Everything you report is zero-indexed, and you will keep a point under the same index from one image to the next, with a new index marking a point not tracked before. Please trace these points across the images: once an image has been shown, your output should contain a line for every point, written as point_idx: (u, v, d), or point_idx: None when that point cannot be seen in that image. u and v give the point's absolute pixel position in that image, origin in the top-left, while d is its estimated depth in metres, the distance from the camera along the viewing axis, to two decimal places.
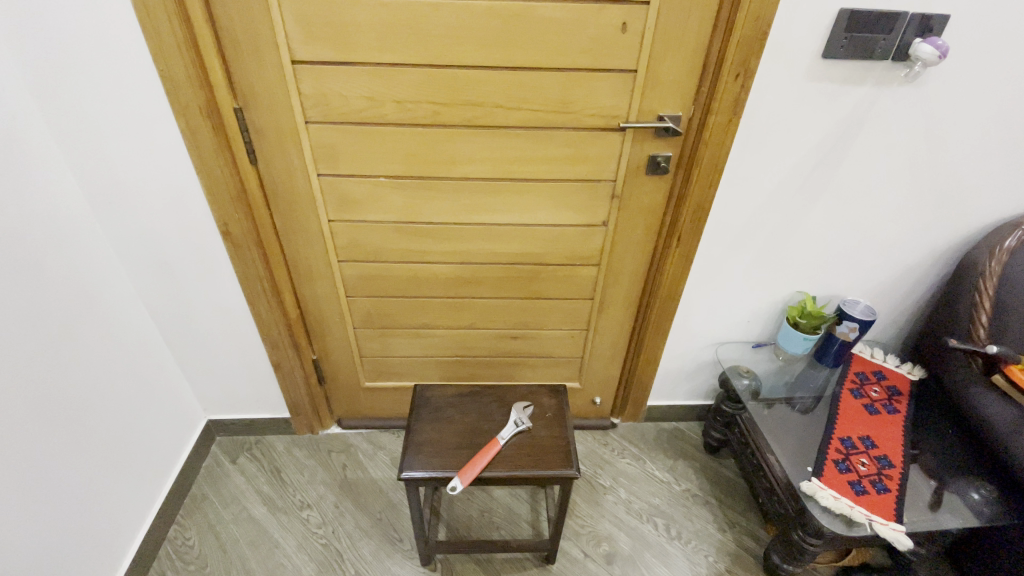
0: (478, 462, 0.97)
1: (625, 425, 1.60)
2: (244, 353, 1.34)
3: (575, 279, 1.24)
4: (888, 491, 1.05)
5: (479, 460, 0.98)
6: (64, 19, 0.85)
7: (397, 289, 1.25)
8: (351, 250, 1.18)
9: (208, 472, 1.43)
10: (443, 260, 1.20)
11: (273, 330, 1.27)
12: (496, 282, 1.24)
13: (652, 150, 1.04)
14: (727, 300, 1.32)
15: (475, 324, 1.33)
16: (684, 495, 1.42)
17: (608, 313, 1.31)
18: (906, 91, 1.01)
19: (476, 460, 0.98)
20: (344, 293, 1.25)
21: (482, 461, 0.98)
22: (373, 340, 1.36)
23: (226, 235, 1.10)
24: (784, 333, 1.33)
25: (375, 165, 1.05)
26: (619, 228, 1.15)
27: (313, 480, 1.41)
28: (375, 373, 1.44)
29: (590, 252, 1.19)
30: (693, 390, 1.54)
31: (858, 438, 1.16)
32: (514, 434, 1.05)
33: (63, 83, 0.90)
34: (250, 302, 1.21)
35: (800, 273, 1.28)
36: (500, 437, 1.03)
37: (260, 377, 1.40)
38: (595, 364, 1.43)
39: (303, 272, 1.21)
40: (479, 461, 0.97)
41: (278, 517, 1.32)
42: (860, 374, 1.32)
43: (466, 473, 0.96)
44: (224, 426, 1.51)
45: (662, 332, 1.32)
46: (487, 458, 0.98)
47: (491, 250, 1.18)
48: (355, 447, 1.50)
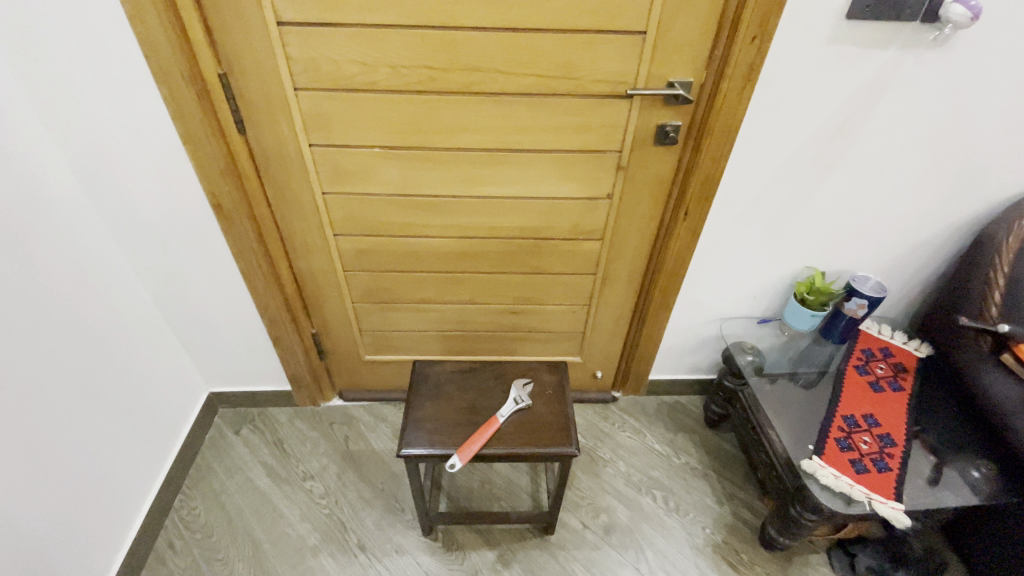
0: (476, 440, 0.97)
1: (626, 398, 1.60)
2: (242, 326, 1.33)
3: (577, 254, 1.20)
4: (889, 469, 1.04)
5: (477, 439, 0.97)
6: None
7: (395, 263, 1.22)
8: (346, 223, 1.15)
9: (211, 443, 1.45)
10: (442, 234, 1.16)
11: (270, 304, 1.25)
12: (496, 257, 1.21)
13: (660, 119, 0.98)
14: (732, 274, 1.28)
15: (474, 299, 1.30)
16: (683, 468, 1.43)
17: (611, 288, 1.28)
18: (933, 56, 0.94)
19: (474, 438, 0.98)
20: (340, 267, 1.23)
21: (480, 438, 0.98)
22: (372, 314, 1.34)
23: (217, 207, 1.07)
24: (791, 310, 1.30)
25: (368, 134, 1.00)
26: (624, 202, 1.10)
27: (316, 452, 1.42)
28: (375, 347, 1.43)
29: (593, 226, 1.15)
30: (695, 365, 1.52)
31: (861, 415, 1.13)
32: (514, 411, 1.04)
33: (35, 47, 0.85)
34: (246, 277, 1.19)
35: (810, 247, 1.24)
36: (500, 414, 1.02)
37: (260, 350, 1.40)
38: (596, 339, 1.41)
39: (298, 246, 1.18)
40: (476, 439, 0.97)
41: (282, 487, 1.34)
42: (866, 350, 1.29)
43: (464, 451, 0.96)
44: (226, 398, 1.52)
45: (666, 308, 1.29)
46: (485, 435, 0.98)
47: (491, 223, 1.14)
48: (357, 419, 1.51)
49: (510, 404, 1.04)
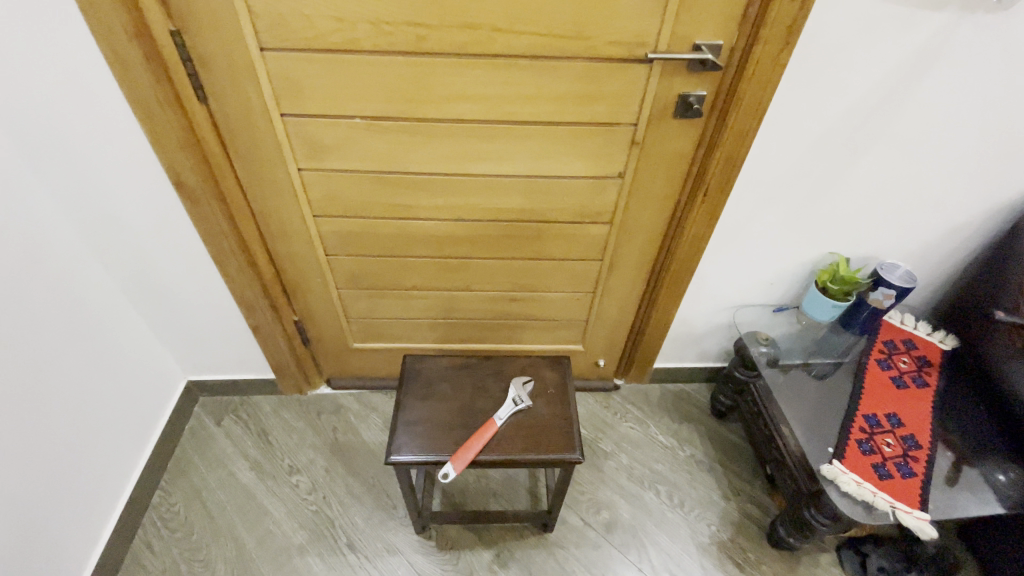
0: (471, 448, 0.89)
1: (628, 386, 1.52)
2: (218, 313, 1.23)
3: (582, 238, 1.09)
4: (913, 475, 0.97)
5: (472, 446, 0.89)
6: None
7: (382, 247, 1.11)
8: (327, 203, 1.03)
9: (191, 435, 1.37)
10: (433, 216, 1.05)
11: (247, 291, 1.14)
12: (493, 241, 1.10)
13: (682, 88, 0.86)
14: (749, 260, 1.18)
15: (470, 286, 1.21)
16: (688, 461, 1.36)
17: (618, 275, 1.18)
18: (997, 19, 0.82)
19: (469, 445, 0.89)
20: (322, 251, 1.12)
21: (476, 445, 0.89)
22: (359, 300, 1.24)
23: (180, 186, 0.95)
24: (811, 299, 1.20)
25: (347, 102, 0.87)
26: (636, 182, 0.99)
27: (302, 444, 1.35)
28: (364, 334, 1.33)
29: (601, 209, 1.04)
30: (703, 353, 1.44)
31: (884, 415, 1.06)
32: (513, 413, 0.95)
33: None
34: (218, 261, 1.08)
35: (836, 232, 1.14)
36: (497, 417, 0.94)
37: (240, 338, 1.30)
38: (600, 327, 1.32)
39: (275, 228, 1.07)
40: (470, 446, 0.89)
41: (266, 482, 1.27)
42: (888, 343, 1.21)
43: (457, 460, 0.88)
44: (206, 386, 1.43)
45: (676, 296, 1.20)
46: (480, 442, 0.90)
47: (487, 205, 1.03)
48: (345, 408, 1.43)
49: (508, 404, 0.96)
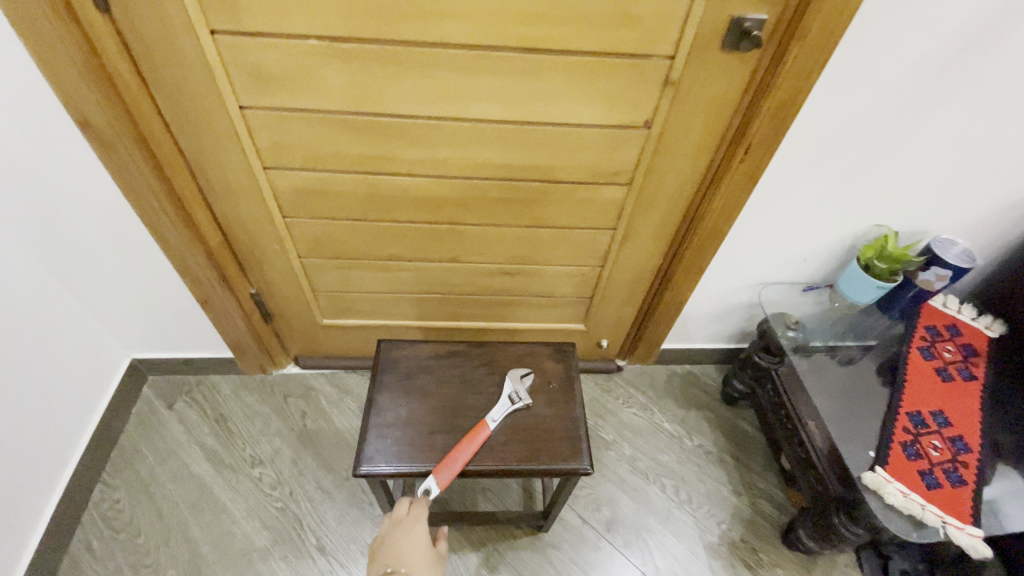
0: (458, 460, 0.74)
1: (632, 368, 1.39)
2: (160, 284, 1.04)
3: (593, 203, 0.91)
4: (963, 484, 0.84)
5: (459, 457, 0.74)
6: None
7: (353, 210, 0.92)
8: (280, 153, 0.83)
9: (139, 420, 1.20)
10: (414, 171, 0.86)
11: (188, 258, 0.95)
12: (487, 205, 0.92)
13: (738, 9, 0.66)
14: (782, 231, 1.02)
15: (458, 257, 1.03)
16: (696, 452, 1.24)
17: (633, 247, 1.01)
18: None
19: (455, 455, 0.74)
20: (277, 212, 0.92)
21: (464, 455, 0.75)
22: (327, 272, 1.06)
23: (85, 126, 0.75)
24: (851, 277, 1.04)
25: (297, 16, 0.66)
26: (665, 135, 0.80)
27: (266, 432, 1.19)
28: (335, 309, 1.16)
29: (618, 168, 0.85)
30: (717, 334, 1.30)
31: (929, 413, 0.93)
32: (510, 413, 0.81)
33: None
34: (149, 221, 0.89)
35: (888, 201, 0.98)
36: (490, 421, 0.78)
37: (188, 312, 1.11)
38: (606, 305, 1.16)
39: (217, 181, 0.87)
40: (457, 457, 0.74)
41: (225, 476, 1.12)
42: (931, 328, 1.06)
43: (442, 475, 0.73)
44: (155, 365, 1.25)
45: (697, 272, 1.04)
46: (469, 452, 0.75)
47: (481, 159, 0.84)
48: (316, 390, 1.27)
49: (505, 403, 0.80)
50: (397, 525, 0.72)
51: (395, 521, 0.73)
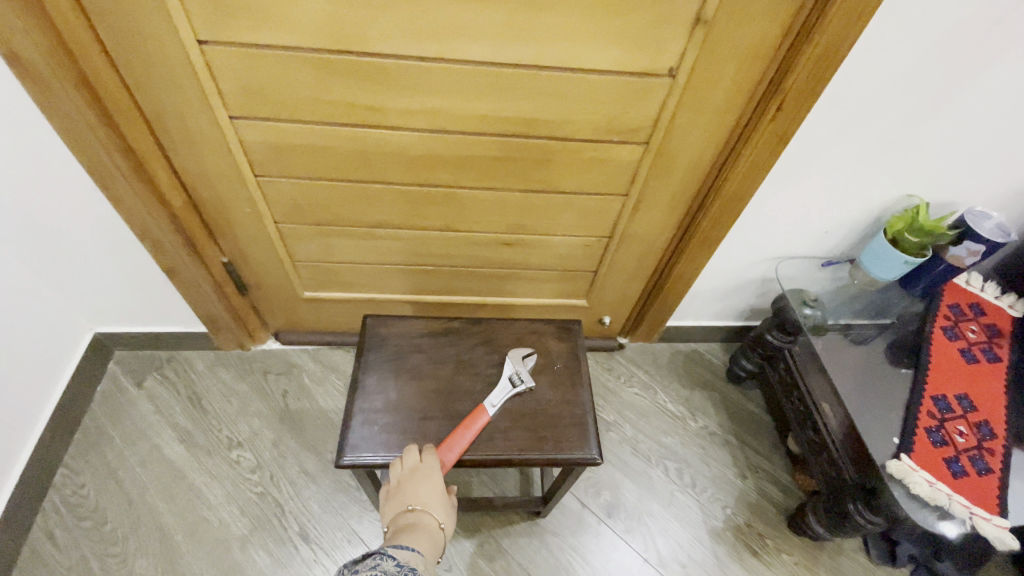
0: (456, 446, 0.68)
1: (633, 346, 1.32)
2: (119, 250, 0.93)
3: (605, 165, 0.82)
4: (990, 472, 0.78)
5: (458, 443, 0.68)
6: None
7: (335, 169, 0.82)
8: (250, 100, 0.72)
9: (104, 398, 1.11)
10: (404, 125, 0.75)
11: (148, 221, 0.85)
12: (486, 166, 0.82)
13: None
14: (805, 201, 0.94)
15: (453, 226, 0.94)
16: (700, 434, 1.19)
17: (644, 216, 0.92)
18: None
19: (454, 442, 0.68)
20: (249, 170, 0.82)
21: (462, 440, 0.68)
22: (308, 240, 0.96)
23: (12, 59, 0.63)
24: (875, 252, 0.97)
25: None
26: (690, 87, 0.71)
27: (244, 412, 1.11)
28: (317, 281, 1.07)
29: (635, 125, 0.76)
30: (724, 311, 1.24)
31: (954, 397, 0.87)
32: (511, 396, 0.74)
33: None
34: (99, 176, 0.77)
35: (922, 169, 0.90)
36: (490, 406, 0.72)
37: (155, 282, 1.01)
38: (611, 279, 1.08)
39: (177, 132, 0.76)
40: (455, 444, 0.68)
41: (200, 458, 1.04)
42: (954, 307, 1.00)
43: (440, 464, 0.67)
44: (121, 339, 1.15)
45: (711, 244, 0.96)
46: (468, 438, 0.68)
47: (480, 112, 0.74)
48: (298, 368, 1.19)
49: (506, 386, 0.74)
50: (411, 472, 0.65)
51: (410, 468, 0.65)
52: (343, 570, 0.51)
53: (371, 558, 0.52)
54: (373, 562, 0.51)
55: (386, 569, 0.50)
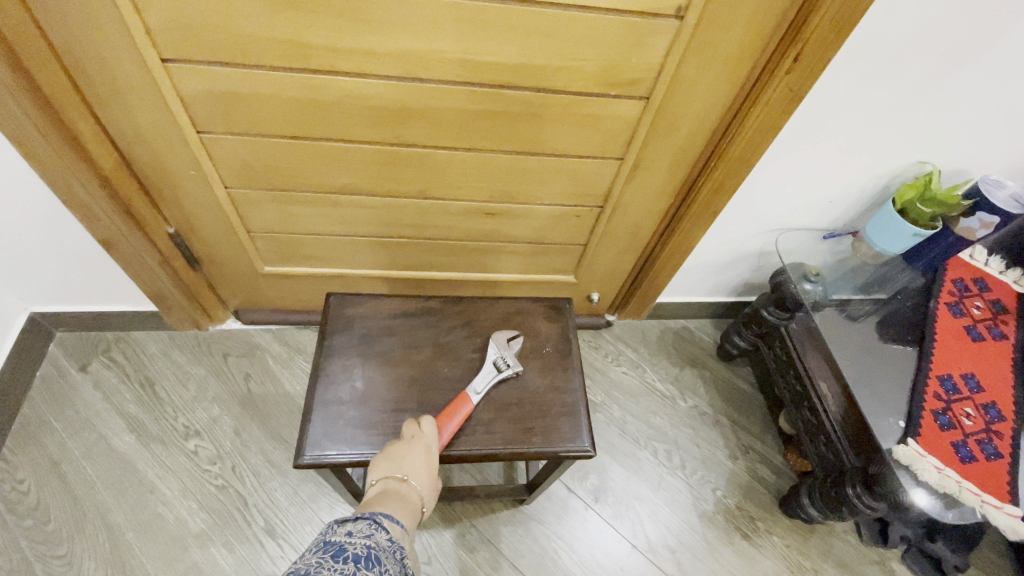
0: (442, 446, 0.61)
1: (622, 323, 1.26)
2: (47, 219, 0.81)
3: (600, 124, 0.73)
4: (999, 457, 0.74)
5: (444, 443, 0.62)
6: None
7: (289, 125, 0.71)
8: (182, 37, 0.60)
9: (44, 385, 1.00)
10: (370, 72, 0.65)
11: (73, 184, 0.73)
12: (466, 124, 0.72)
13: None
14: (812, 168, 0.87)
15: (430, 193, 0.85)
16: (690, 414, 1.14)
17: (640, 183, 0.84)
18: None
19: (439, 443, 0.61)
20: (190, 125, 0.70)
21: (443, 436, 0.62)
22: (266, 208, 0.85)
23: None
24: (883, 224, 0.90)
25: None
26: (700, 31, 0.62)
27: (202, 398, 1.01)
28: (279, 255, 0.97)
29: (635, 76, 0.67)
30: (718, 287, 1.18)
31: (961, 377, 0.83)
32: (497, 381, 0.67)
33: None
34: (7, 131, 0.65)
35: (939, 134, 0.83)
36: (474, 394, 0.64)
37: (92, 257, 0.90)
38: (602, 253, 1.01)
39: (97, 77, 0.64)
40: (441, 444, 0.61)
41: (153, 449, 0.95)
42: (959, 282, 0.96)
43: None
44: (62, 320, 1.03)
45: (710, 214, 0.88)
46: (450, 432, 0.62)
47: (459, 57, 0.64)
48: (262, 349, 1.09)
49: (492, 370, 0.66)
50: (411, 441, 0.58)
51: (418, 437, 0.58)
52: (333, 528, 0.47)
53: (365, 524, 0.47)
54: (368, 530, 0.47)
55: (380, 542, 0.46)
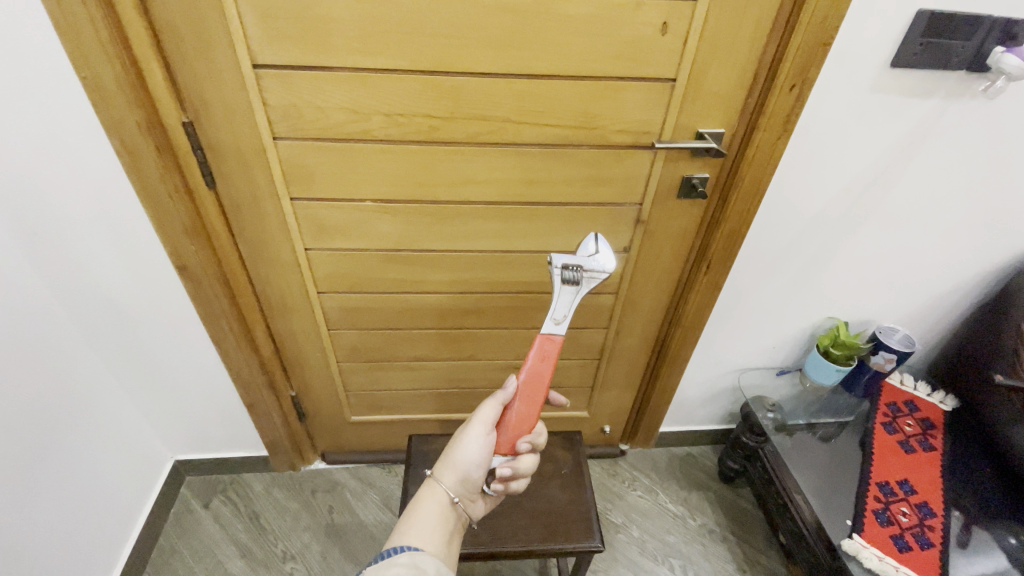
0: (523, 400, 0.71)
1: (635, 452, 1.49)
2: (213, 391, 1.17)
3: (589, 309, 1.10)
4: (932, 545, 0.99)
5: (528, 394, 0.71)
6: None
7: (385, 321, 1.10)
8: (332, 280, 1.02)
9: (177, 520, 1.28)
10: (440, 288, 1.04)
11: (243, 368, 1.10)
12: (500, 313, 1.10)
13: (686, 171, 0.90)
14: (750, 326, 1.20)
15: (474, 356, 1.19)
16: (700, 532, 1.33)
17: (623, 343, 1.18)
18: (977, 106, 0.87)
19: (531, 395, 0.71)
20: (325, 326, 1.10)
21: (540, 379, 0.71)
22: (360, 374, 1.21)
23: (182, 270, 0.93)
24: (813, 362, 1.21)
25: (357, 187, 0.88)
26: (642, 257, 1.01)
27: (296, 527, 1.28)
28: (362, 407, 1.30)
29: (607, 280, 1.05)
30: (708, 416, 1.44)
31: (897, 482, 1.08)
32: (589, 285, 0.71)
33: None
34: (217, 339, 1.04)
35: (835, 299, 1.16)
36: (552, 327, 0.69)
37: (232, 416, 1.24)
38: (607, 393, 1.31)
39: (277, 304, 1.05)
40: (513, 405, 0.72)
41: (259, 572, 1.19)
42: (892, 405, 1.22)
43: (518, 429, 0.72)
44: (193, 466, 1.34)
45: (681, 362, 1.20)
46: (551, 367, 0.70)
47: (495, 279, 1.03)
48: (342, 485, 1.37)
49: (569, 291, 0.69)
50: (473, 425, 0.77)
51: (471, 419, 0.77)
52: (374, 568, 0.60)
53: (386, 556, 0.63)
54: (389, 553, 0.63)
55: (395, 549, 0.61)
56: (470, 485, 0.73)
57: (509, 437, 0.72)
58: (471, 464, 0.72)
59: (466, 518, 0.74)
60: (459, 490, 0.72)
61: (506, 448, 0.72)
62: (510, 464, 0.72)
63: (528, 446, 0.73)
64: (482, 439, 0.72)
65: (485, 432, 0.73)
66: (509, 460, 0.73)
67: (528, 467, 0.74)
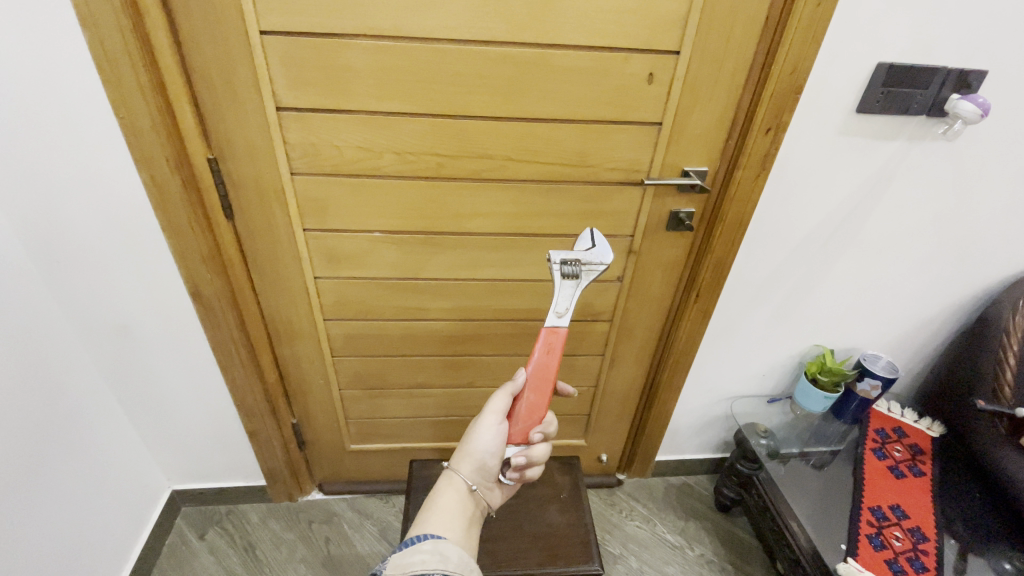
0: (533, 391, 0.72)
1: (632, 481, 1.50)
2: (216, 417, 1.19)
3: (586, 336, 1.14)
4: (927, 570, 0.99)
5: (538, 385, 0.72)
6: (22, 68, 0.72)
7: (388, 348, 1.14)
8: (339, 308, 1.06)
9: (171, 552, 1.26)
10: (442, 315, 1.09)
11: (248, 395, 1.12)
12: (499, 340, 1.14)
13: (673, 206, 0.96)
14: (739, 354, 1.24)
15: (474, 383, 1.22)
16: (699, 562, 1.32)
17: (618, 370, 1.21)
18: (939, 147, 0.95)
19: (541, 386, 0.72)
20: (329, 352, 1.13)
21: (548, 370, 0.72)
22: (361, 401, 1.23)
23: (196, 296, 0.97)
24: (802, 389, 1.26)
25: (367, 220, 0.94)
26: (634, 286, 1.06)
27: (292, 559, 1.26)
28: (362, 436, 1.31)
29: (602, 308, 1.10)
30: (703, 444, 1.46)
31: (888, 507, 1.10)
32: (588, 278, 0.71)
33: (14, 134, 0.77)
34: (224, 365, 1.07)
35: (820, 327, 1.21)
36: (556, 320, 0.70)
37: (233, 443, 1.25)
38: (603, 421, 1.33)
39: (284, 331, 1.08)
40: (523, 397, 0.73)
41: None
42: (881, 431, 1.26)
43: (529, 419, 0.73)
44: (190, 496, 1.33)
45: (675, 389, 1.23)
46: (557, 360, 0.71)
47: (495, 306, 1.08)
48: (339, 516, 1.36)
49: (569, 285, 0.70)
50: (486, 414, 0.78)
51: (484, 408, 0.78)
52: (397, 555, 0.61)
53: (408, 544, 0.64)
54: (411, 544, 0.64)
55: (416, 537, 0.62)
56: (486, 475, 0.75)
57: (522, 427, 0.74)
58: (486, 454, 0.74)
59: (484, 506, 0.77)
60: (476, 479, 0.75)
61: (518, 437, 0.74)
62: (524, 453, 0.74)
63: (540, 434, 0.74)
64: (495, 429, 0.74)
65: (498, 422, 0.74)
66: (522, 449, 0.74)
67: (542, 456, 0.75)
